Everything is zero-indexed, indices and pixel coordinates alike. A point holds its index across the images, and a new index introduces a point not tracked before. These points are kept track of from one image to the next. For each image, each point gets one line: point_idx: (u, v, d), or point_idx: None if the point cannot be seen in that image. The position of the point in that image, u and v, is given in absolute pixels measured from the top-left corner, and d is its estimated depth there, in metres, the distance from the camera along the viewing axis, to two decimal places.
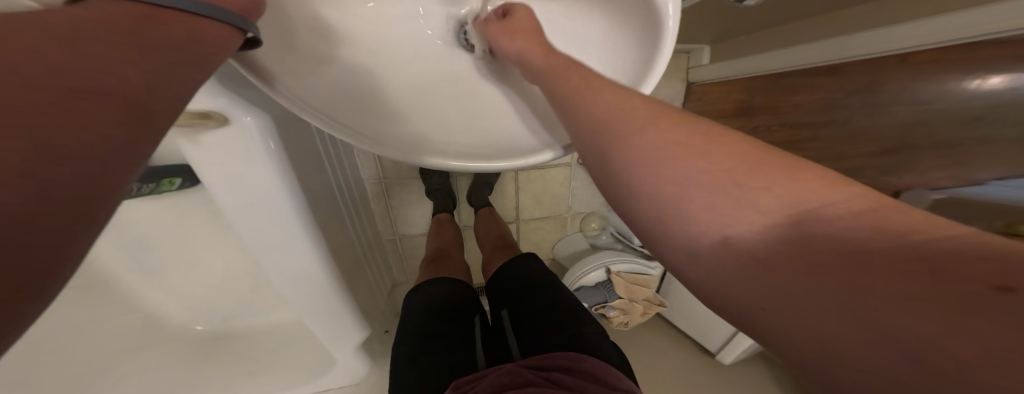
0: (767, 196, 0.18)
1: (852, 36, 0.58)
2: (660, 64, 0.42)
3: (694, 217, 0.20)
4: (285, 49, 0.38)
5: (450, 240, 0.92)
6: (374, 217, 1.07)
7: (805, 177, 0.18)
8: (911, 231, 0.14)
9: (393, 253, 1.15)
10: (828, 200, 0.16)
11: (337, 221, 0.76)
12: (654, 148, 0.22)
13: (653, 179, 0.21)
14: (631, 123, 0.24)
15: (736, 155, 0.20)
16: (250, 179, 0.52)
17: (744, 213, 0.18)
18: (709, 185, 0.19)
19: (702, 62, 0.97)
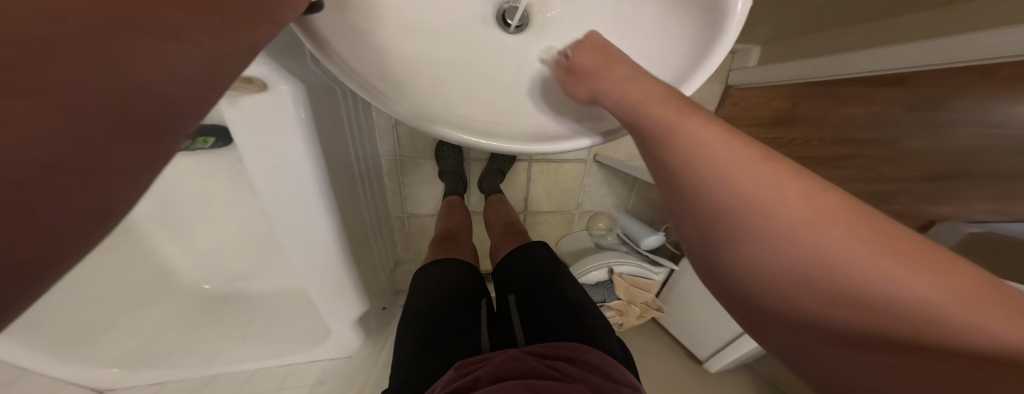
0: (872, 257, 0.18)
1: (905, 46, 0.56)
2: (708, 65, 0.40)
3: (762, 266, 0.23)
4: (337, 12, 0.37)
5: (458, 222, 0.93)
6: (386, 192, 1.08)
7: (891, 241, 0.19)
8: (976, 308, 0.16)
9: (399, 229, 1.17)
10: (912, 270, 0.18)
11: (350, 193, 0.77)
12: (752, 192, 0.23)
13: (724, 228, 0.25)
14: (709, 169, 0.26)
15: (818, 207, 0.21)
16: (277, 144, 0.54)
17: (809, 269, 0.20)
18: (780, 242, 0.22)
19: (748, 64, 0.93)
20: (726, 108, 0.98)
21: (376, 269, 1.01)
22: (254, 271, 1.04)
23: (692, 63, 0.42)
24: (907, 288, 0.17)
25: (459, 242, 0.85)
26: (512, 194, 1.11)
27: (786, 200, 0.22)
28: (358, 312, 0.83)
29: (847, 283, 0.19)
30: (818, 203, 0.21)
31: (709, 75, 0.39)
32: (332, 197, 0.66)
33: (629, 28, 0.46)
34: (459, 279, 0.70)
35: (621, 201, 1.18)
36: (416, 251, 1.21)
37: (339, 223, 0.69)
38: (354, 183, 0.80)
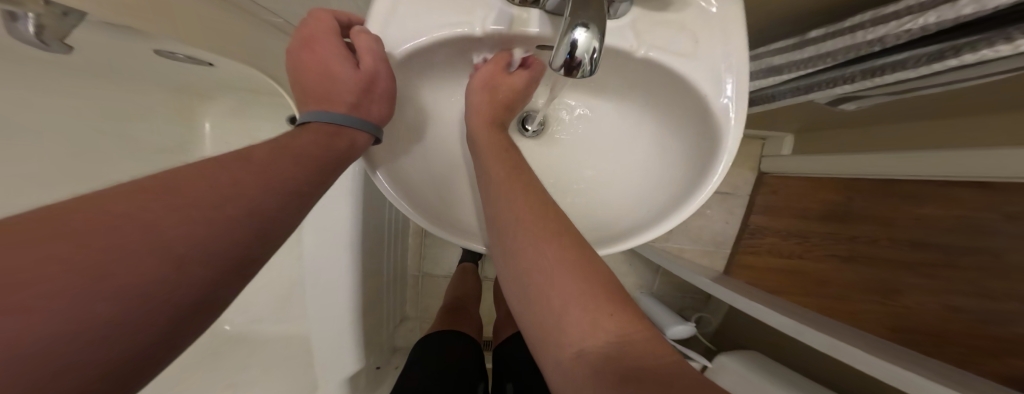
0: (579, 304, 0.22)
1: (950, 154, 0.53)
2: (714, 178, 0.36)
3: (564, 329, 0.22)
4: (395, 137, 0.38)
5: (471, 293, 0.88)
6: (408, 251, 1.11)
7: (626, 314, 0.22)
8: (674, 374, 0.19)
9: (412, 288, 1.14)
10: (638, 338, 0.21)
11: (377, 249, 0.80)
12: (544, 251, 0.25)
13: (540, 296, 0.24)
14: (529, 235, 0.26)
15: (585, 276, 0.24)
16: (336, 202, 0.64)
17: (590, 333, 0.21)
18: (583, 302, 0.22)
19: (781, 151, 0.91)
20: (761, 195, 1.00)
21: (382, 328, 0.95)
22: (270, 313, 1.00)
23: (696, 174, 0.39)
24: (609, 349, 0.21)
25: (466, 313, 0.80)
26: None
27: (545, 256, 0.25)
28: (350, 371, 0.76)
29: (576, 340, 0.22)
30: (588, 273, 0.24)
31: (714, 190, 0.35)
32: (355, 255, 0.67)
33: (633, 137, 0.44)
34: (459, 353, 0.64)
35: (647, 283, 1.16)
36: (427, 311, 1.16)
37: (357, 278, 0.70)
38: (382, 240, 0.84)
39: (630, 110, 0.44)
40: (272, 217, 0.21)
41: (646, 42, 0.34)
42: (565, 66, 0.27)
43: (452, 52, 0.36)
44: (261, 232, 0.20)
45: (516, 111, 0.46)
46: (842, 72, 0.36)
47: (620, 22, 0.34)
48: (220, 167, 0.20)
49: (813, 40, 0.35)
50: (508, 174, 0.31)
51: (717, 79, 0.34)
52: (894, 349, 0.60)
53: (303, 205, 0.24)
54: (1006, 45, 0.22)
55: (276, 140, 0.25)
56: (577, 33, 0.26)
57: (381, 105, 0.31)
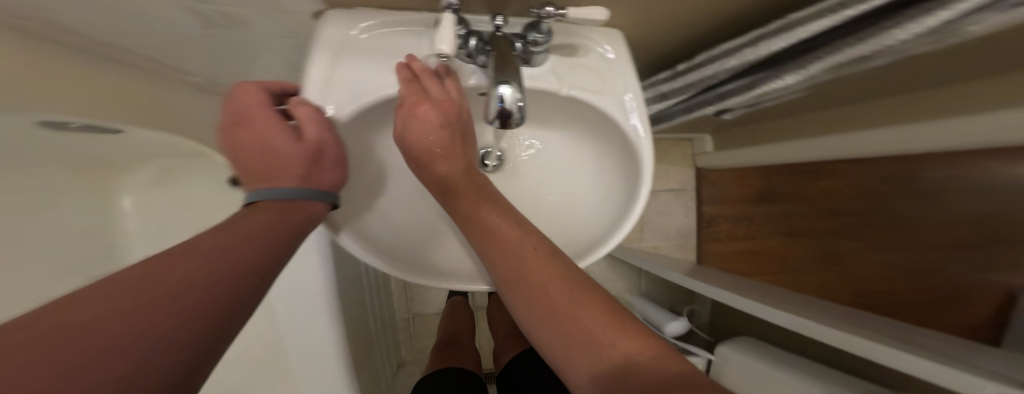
0: (584, 330, 0.27)
1: (832, 138, 0.60)
2: (641, 192, 0.44)
3: (576, 358, 0.26)
4: (356, 196, 0.41)
5: (465, 326, 0.88)
6: (392, 294, 1.10)
7: (621, 326, 0.27)
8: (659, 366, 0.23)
9: (403, 331, 1.13)
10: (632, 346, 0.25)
11: (354, 303, 0.78)
12: (545, 294, 0.29)
13: (552, 329, 0.28)
14: (531, 280, 0.30)
15: (582, 303, 0.28)
16: (310, 259, 0.65)
17: (594, 357, 0.25)
18: (587, 327, 0.27)
19: (706, 150, 1.00)
20: (705, 187, 1.05)
21: (379, 379, 0.93)
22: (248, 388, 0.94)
23: (629, 191, 0.46)
24: (613, 366, 0.24)
25: (461, 346, 0.81)
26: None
27: (550, 294, 0.29)
28: None
29: (582, 364, 0.26)
30: (583, 299, 0.28)
31: (646, 200, 0.43)
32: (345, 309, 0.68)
33: (574, 161, 0.51)
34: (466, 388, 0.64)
35: (632, 285, 1.22)
36: (422, 352, 1.14)
37: (349, 335, 0.70)
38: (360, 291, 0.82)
39: (568, 138, 0.50)
40: (223, 301, 0.21)
41: (567, 83, 0.40)
42: (500, 115, 0.27)
43: (393, 112, 0.39)
44: (216, 314, 0.20)
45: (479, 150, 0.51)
46: (702, 98, 0.46)
47: (541, 70, 0.40)
48: (159, 267, 0.19)
49: (685, 70, 0.43)
50: (501, 232, 0.32)
51: (622, 108, 0.42)
52: (858, 318, 0.67)
53: (250, 285, 0.23)
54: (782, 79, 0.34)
55: (208, 228, 0.24)
56: (502, 90, 0.26)
57: (334, 165, 0.31)
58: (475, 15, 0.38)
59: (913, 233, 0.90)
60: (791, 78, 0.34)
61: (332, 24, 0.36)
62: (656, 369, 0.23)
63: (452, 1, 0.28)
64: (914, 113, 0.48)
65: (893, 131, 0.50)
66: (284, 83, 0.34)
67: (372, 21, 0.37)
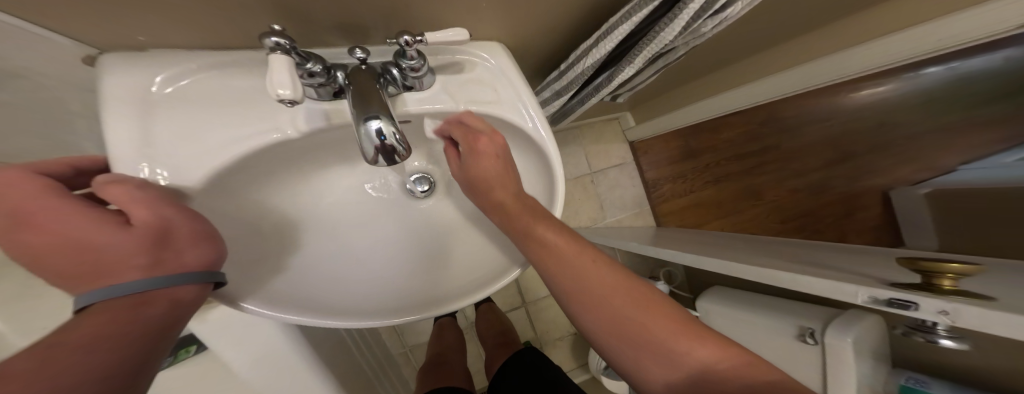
0: (656, 334, 0.23)
1: (753, 85, 0.69)
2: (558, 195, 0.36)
3: (648, 368, 0.23)
4: None
5: (452, 345, 0.81)
6: (381, 333, 0.97)
7: (694, 334, 0.22)
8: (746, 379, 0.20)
9: (406, 366, 1.01)
10: (710, 360, 0.21)
11: (347, 357, 0.59)
12: (607, 304, 0.24)
13: (613, 335, 0.24)
14: (581, 275, 0.25)
15: (641, 307, 0.24)
16: None
17: (666, 366, 0.22)
18: (654, 327, 0.23)
19: (630, 124, 1.06)
20: (641, 157, 1.07)
21: None
22: None
23: (548, 192, 0.38)
24: (693, 380, 0.21)
25: (452, 369, 0.74)
26: (499, 295, 0.98)
27: (606, 289, 0.24)
28: None
29: (660, 378, 0.22)
30: (641, 300, 0.24)
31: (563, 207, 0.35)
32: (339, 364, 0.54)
33: None
34: None
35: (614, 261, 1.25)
36: None
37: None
38: (350, 341, 0.67)
39: None
40: (139, 361, 0.15)
41: (462, 101, 0.32)
42: (380, 152, 0.22)
43: (252, 184, 0.27)
44: (130, 379, 0.15)
45: (393, 176, 0.36)
46: (585, 94, 0.49)
47: (424, 91, 0.31)
48: (107, 312, 0.15)
49: (562, 72, 0.44)
50: (550, 238, 0.26)
51: (516, 110, 0.34)
52: (788, 245, 0.69)
53: (168, 333, 0.17)
54: (628, 67, 0.38)
55: (174, 256, 0.18)
56: (374, 125, 0.21)
57: (195, 247, 0.19)
58: (332, 46, 0.27)
59: (807, 158, 1.11)
60: (633, 65, 0.37)
61: (112, 73, 0.20)
62: (742, 379, 0.20)
63: (276, 37, 0.18)
64: (798, 54, 0.60)
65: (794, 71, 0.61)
66: (68, 160, 0.18)
67: (181, 67, 0.22)
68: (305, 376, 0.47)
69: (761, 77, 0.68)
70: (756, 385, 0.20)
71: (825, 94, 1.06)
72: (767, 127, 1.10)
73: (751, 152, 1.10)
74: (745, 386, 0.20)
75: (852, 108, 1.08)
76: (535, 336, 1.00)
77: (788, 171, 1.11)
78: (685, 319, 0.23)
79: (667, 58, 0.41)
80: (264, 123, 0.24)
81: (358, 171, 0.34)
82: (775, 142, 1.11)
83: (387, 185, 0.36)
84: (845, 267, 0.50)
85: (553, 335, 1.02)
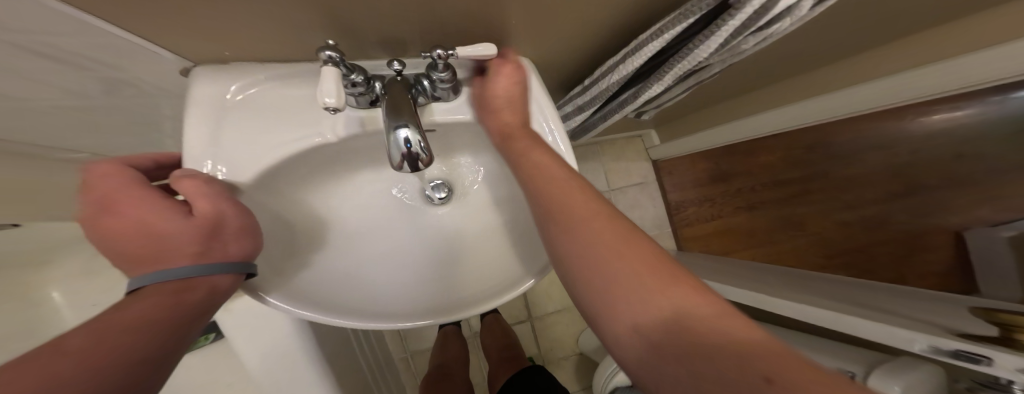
0: (608, 252, 0.16)
1: (802, 103, 0.63)
2: None
3: (603, 299, 0.16)
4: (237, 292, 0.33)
5: (457, 355, 0.80)
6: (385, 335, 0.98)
7: (670, 272, 0.15)
8: (734, 338, 0.11)
9: (406, 373, 1.00)
10: (688, 302, 0.13)
11: (349, 360, 0.59)
12: (576, 223, 0.19)
13: (566, 245, 0.18)
14: (547, 177, 0.22)
15: (606, 220, 0.18)
16: None
17: (620, 298, 0.15)
18: (610, 236, 0.17)
19: (655, 143, 1.03)
20: (664, 177, 1.03)
21: None
22: None
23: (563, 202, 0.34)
24: (660, 321, 0.13)
25: (454, 380, 0.72)
26: (508, 307, 0.96)
27: (571, 195, 0.20)
28: None
29: (616, 311, 0.15)
30: (612, 220, 0.18)
31: None
32: (338, 363, 0.53)
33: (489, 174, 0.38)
34: None
35: None
36: None
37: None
38: (356, 342, 0.68)
39: (478, 151, 0.37)
40: (176, 347, 0.17)
41: (485, 112, 0.32)
42: (405, 159, 0.23)
43: (290, 184, 0.29)
44: (163, 366, 0.16)
45: (413, 185, 0.37)
46: (608, 110, 0.49)
47: (455, 101, 0.32)
48: (156, 295, 0.17)
49: (585, 87, 0.44)
50: (531, 153, 0.25)
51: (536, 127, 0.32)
52: (833, 283, 0.62)
53: (203, 320, 0.19)
54: (655, 84, 0.37)
55: (221, 247, 0.20)
56: (402, 133, 0.22)
57: (238, 240, 0.20)
58: (375, 59, 0.29)
59: (854, 187, 1.02)
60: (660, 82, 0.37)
61: (198, 83, 0.24)
62: (729, 334, 0.11)
63: (330, 50, 0.20)
64: (856, 74, 0.54)
65: (849, 92, 0.56)
66: (154, 155, 0.21)
67: (250, 78, 0.25)
68: (307, 374, 0.48)
69: (809, 95, 0.62)
70: (749, 342, 0.11)
71: (875, 118, 0.98)
72: (805, 150, 1.03)
73: (785, 177, 1.04)
74: (733, 338, 0.11)
75: (909, 135, 0.99)
76: (541, 355, 0.97)
77: (828, 200, 1.03)
78: (663, 256, 0.16)
79: (700, 74, 0.40)
80: (306, 129, 0.26)
81: (381, 178, 0.36)
82: (813, 168, 1.04)
83: (407, 194, 0.37)
84: (902, 311, 0.44)
85: (560, 355, 0.98)
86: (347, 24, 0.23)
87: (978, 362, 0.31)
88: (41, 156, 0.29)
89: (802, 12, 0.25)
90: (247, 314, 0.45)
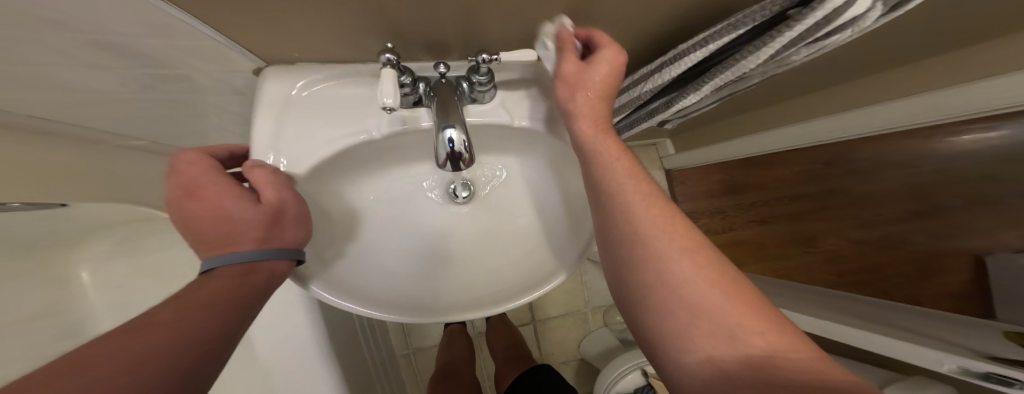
0: (693, 283, 0.17)
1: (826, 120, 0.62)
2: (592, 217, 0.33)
3: (676, 326, 0.17)
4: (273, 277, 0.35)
5: (463, 354, 0.81)
6: (390, 330, 0.99)
7: (757, 311, 0.16)
8: (829, 382, 0.12)
9: (408, 369, 1.01)
10: (776, 343, 0.14)
11: (356, 353, 0.60)
12: (660, 250, 0.19)
13: (642, 269, 0.19)
14: (628, 196, 0.22)
15: (690, 252, 0.19)
16: None
17: (699, 329, 0.16)
18: (696, 269, 0.18)
19: (669, 152, 1.04)
20: (677, 187, 1.03)
21: None
22: None
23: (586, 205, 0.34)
24: (741, 358, 0.14)
25: (460, 378, 0.73)
26: (513, 309, 0.96)
27: (655, 219, 0.20)
28: None
29: (690, 340, 0.16)
30: (698, 254, 0.19)
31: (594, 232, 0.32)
32: (345, 354, 0.54)
33: (513, 175, 0.39)
34: None
35: None
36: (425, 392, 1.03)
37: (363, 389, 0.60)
38: (364, 335, 0.70)
39: (502, 152, 0.39)
40: (240, 326, 0.18)
41: (518, 114, 0.33)
42: (449, 158, 0.24)
43: (334, 178, 0.31)
44: (230, 344, 0.17)
45: (438, 181, 0.38)
46: (637, 117, 0.50)
47: (486, 104, 0.33)
48: (224, 276, 0.17)
49: (616, 94, 0.45)
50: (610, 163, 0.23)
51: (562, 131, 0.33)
52: (848, 301, 0.61)
53: (261, 303, 0.20)
54: (692, 94, 0.38)
55: (279, 234, 0.21)
56: (448, 133, 0.23)
57: (293, 228, 0.21)
58: (420, 62, 0.31)
59: (870, 206, 1.00)
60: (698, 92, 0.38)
61: (268, 82, 0.26)
62: (821, 378, 0.12)
63: (390, 54, 0.22)
64: (889, 87, 0.55)
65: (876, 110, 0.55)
66: (228, 146, 0.22)
67: (313, 77, 0.27)
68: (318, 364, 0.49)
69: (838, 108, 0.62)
70: (845, 389, 0.12)
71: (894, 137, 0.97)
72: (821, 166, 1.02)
73: (799, 193, 1.03)
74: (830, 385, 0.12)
75: (928, 156, 0.98)
76: (544, 358, 0.97)
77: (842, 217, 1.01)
78: (751, 296, 0.17)
79: (736, 85, 0.41)
80: (355, 126, 0.27)
81: (409, 174, 0.37)
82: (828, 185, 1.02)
83: (432, 191, 0.38)
84: (928, 333, 0.44)
85: (563, 360, 0.98)
86: (407, 29, 0.25)
87: (1010, 384, 0.31)
88: (101, 141, 0.30)
89: (861, 25, 0.26)
90: (266, 300, 0.46)
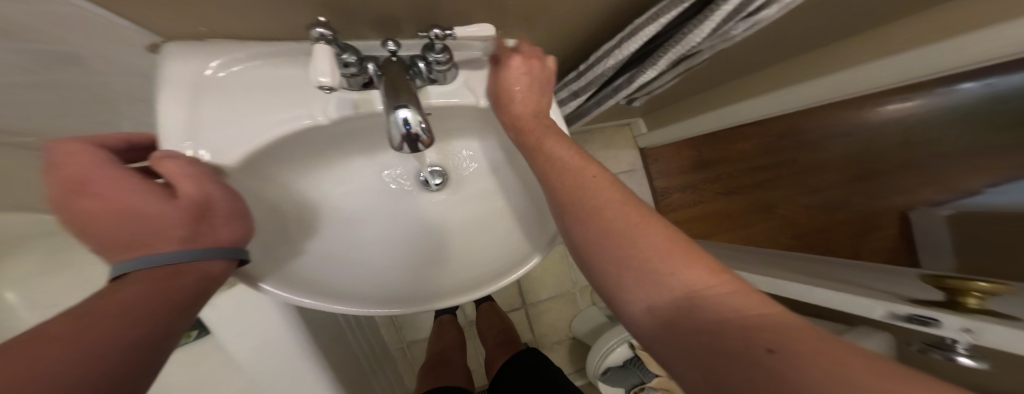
0: (630, 237, 0.17)
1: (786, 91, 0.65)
2: None
3: (619, 282, 0.17)
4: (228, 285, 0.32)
5: (452, 343, 0.81)
6: (379, 326, 0.97)
7: (692, 255, 0.16)
8: (749, 313, 0.13)
9: (401, 362, 1.01)
10: (709, 284, 0.15)
11: (344, 351, 0.59)
12: (597, 210, 0.19)
13: (584, 229, 0.19)
14: (569, 166, 0.22)
15: (627, 208, 0.19)
16: None
17: (641, 281, 0.16)
18: (633, 224, 0.18)
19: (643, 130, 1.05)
20: (651, 165, 1.06)
21: None
22: None
23: None
24: (675, 304, 0.15)
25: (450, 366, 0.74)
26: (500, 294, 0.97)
27: (596, 182, 0.21)
28: None
29: (633, 294, 0.16)
30: (635, 209, 0.19)
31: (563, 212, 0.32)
32: (332, 355, 0.53)
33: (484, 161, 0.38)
34: None
35: None
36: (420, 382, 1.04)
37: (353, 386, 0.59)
38: (350, 333, 0.68)
39: (471, 137, 0.37)
40: (176, 332, 0.16)
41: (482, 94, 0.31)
42: (405, 141, 0.22)
43: (279, 170, 0.28)
44: (165, 352, 0.15)
45: (403, 170, 0.36)
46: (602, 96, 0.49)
47: (449, 84, 0.31)
48: (144, 281, 0.15)
49: (580, 72, 0.44)
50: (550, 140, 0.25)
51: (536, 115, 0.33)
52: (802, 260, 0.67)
53: (201, 306, 0.18)
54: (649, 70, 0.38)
55: (211, 231, 0.18)
56: (402, 114, 0.21)
57: (228, 224, 0.19)
58: (366, 39, 0.28)
59: (823, 174, 1.09)
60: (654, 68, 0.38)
61: (174, 61, 0.22)
62: (743, 314, 0.13)
63: (321, 28, 0.19)
64: (836, 59, 0.58)
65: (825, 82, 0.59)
66: (125, 136, 0.19)
67: (233, 55, 0.23)
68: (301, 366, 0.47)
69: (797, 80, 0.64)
70: (765, 321, 0.12)
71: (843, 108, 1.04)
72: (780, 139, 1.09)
73: (762, 165, 1.09)
74: (750, 320, 0.12)
75: (872, 124, 1.06)
76: (533, 339, 1.00)
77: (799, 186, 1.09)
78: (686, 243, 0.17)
79: (691, 60, 0.41)
80: (296, 110, 0.24)
81: (370, 164, 0.35)
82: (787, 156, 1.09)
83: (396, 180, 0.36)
84: (868, 284, 0.48)
85: (551, 338, 1.02)
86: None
87: (930, 324, 0.35)
88: None
89: None
90: (234, 309, 0.43)
